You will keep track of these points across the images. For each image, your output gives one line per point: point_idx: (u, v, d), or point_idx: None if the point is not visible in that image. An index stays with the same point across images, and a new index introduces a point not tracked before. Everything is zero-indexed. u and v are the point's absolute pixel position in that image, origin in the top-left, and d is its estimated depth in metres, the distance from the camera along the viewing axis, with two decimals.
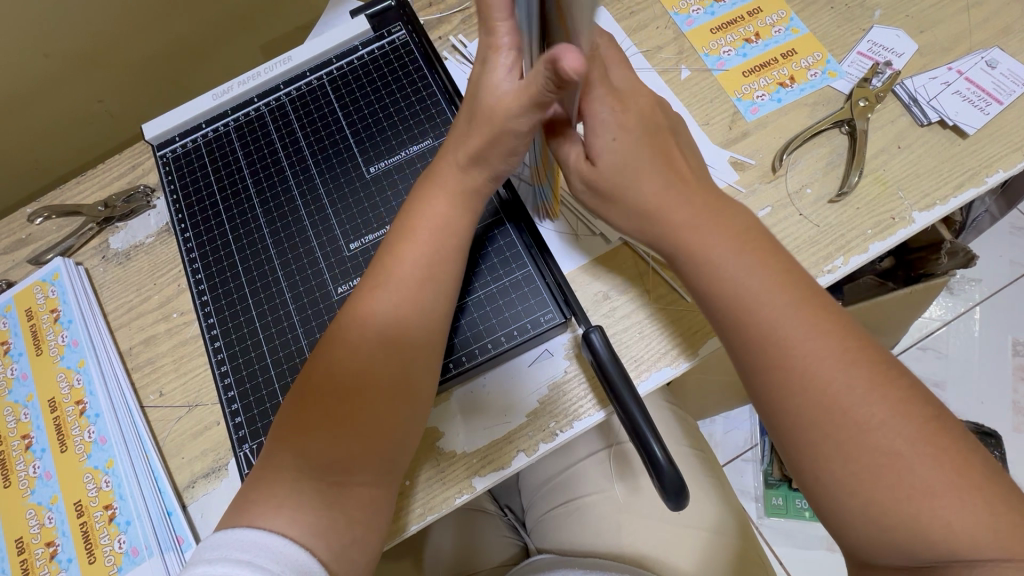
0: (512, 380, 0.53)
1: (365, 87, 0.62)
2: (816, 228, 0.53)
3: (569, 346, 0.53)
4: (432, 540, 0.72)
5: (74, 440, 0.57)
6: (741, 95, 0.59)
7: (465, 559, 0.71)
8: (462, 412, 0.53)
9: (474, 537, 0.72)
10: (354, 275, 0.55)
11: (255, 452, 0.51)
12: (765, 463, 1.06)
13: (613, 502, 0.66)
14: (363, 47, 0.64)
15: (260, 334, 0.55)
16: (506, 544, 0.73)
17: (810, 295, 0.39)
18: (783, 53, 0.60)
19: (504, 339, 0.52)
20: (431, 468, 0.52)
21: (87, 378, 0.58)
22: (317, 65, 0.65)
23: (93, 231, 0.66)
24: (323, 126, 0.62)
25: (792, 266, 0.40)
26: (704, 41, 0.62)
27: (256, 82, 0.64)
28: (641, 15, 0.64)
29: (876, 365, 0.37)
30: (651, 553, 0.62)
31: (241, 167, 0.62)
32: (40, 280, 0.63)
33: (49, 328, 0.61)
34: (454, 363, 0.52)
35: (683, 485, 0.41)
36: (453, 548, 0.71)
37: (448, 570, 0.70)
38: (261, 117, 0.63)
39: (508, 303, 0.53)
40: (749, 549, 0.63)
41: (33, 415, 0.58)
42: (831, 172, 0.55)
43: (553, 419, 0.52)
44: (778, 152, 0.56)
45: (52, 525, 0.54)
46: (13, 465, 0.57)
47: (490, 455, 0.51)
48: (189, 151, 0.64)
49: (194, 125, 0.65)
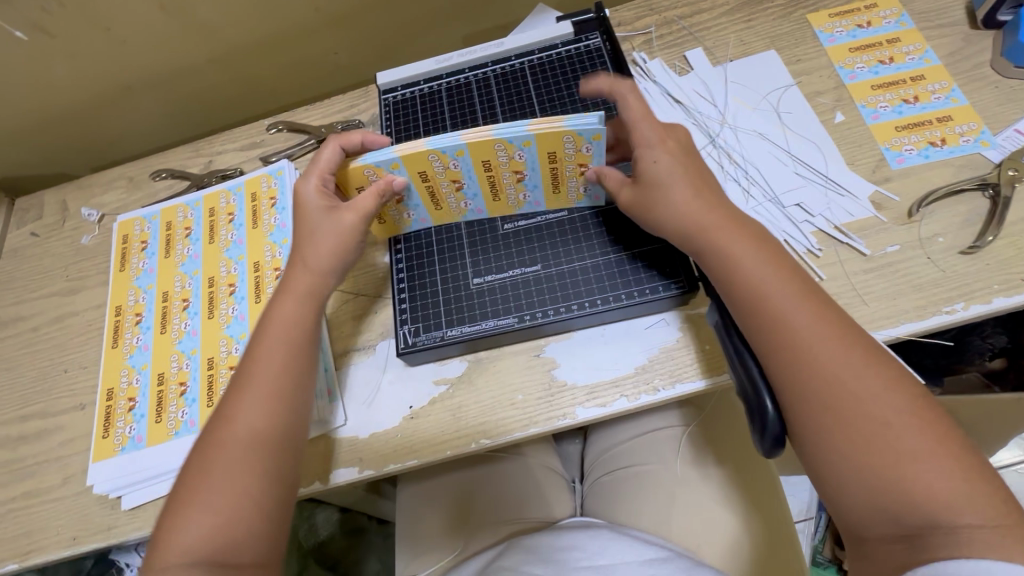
0: (629, 335, 0.61)
1: (559, 77, 0.74)
2: (941, 273, 0.58)
3: (686, 319, 0.61)
4: (478, 479, 0.78)
5: (267, 296, 0.71)
6: (890, 145, 0.65)
7: (503, 501, 0.76)
8: (579, 350, 0.62)
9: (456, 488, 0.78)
10: (520, 218, 0.65)
11: (410, 334, 0.62)
12: (817, 540, 1.09)
13: (678, 483, 0.70)
14: (563, 45, 0.75)
15: (433, 245, 0.66)
16: (546, 482, 0.78)
17: (801, 337, 0.45)
18: (939, 118, 0.66)
19: (636, 293, 0.60)
20: (543, 390, 0.61)
21: (286, 253, 0.74)
22: (522, 52, 0.76)
23: (312, 146, 0.83)
24: (518, 101, 0.73)
25: (786, 318, 0.46)
26: (862, 95, 0.69)
27: (471, 57, 0.77)
28: (808, 63, 0.72)
29: (873, 394, 0.43)
30: (686, 532, 0.67)
31: (445, 119, 0.74)
32: (266, 173, 0.80)
33: (266, 210, 0.77)
34: (588, 302, 0.60)
35: (782, 437, 0.46)
36: (497, 492, 0.76)
37: (483, 505, 0.76)
38: (469, 85, 0.76)
39: (646, 267, 0.61)
40: (781, 559, 0.64)
41: (239, 271, 0.74)
42: (965, 229, 0.59)
43: (658, 377, 0.59)
44: (917, 200, 0.61)
45: (235, 354, 0.68)
46: (218, 303, 0.72)
47: (595, 392, 0.60)
48: (406, 99, 0.77)
49: (414, 81, 0.78)
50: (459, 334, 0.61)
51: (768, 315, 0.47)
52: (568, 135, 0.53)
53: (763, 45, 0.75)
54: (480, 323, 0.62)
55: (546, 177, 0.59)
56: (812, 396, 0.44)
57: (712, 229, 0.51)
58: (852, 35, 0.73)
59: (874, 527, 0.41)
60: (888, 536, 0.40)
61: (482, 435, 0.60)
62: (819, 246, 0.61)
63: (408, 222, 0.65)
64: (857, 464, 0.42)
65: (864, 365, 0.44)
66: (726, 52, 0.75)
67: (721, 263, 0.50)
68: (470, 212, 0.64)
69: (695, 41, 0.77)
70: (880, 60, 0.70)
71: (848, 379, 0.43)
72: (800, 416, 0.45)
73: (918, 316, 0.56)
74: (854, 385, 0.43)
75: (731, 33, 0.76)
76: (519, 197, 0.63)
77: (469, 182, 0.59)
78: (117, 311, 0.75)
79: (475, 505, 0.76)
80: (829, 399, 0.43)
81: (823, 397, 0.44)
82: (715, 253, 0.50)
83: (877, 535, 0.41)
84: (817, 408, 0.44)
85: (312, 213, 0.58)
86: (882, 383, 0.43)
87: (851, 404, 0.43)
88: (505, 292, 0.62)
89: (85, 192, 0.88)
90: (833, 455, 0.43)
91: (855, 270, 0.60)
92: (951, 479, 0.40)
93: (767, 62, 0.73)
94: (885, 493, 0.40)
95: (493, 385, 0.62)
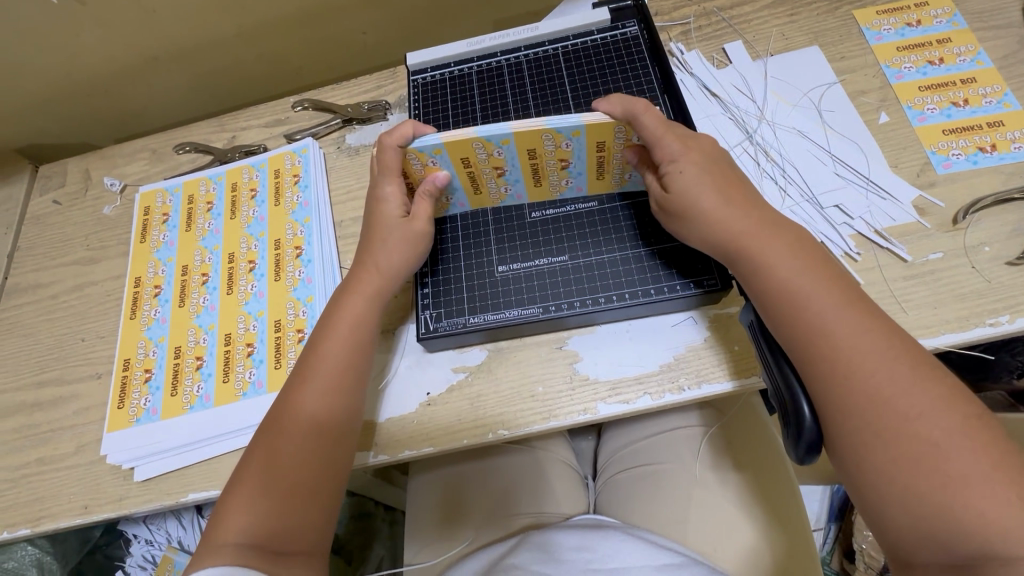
0: (655, 332, 0.60)
1: (593, 65, 0.72)
2: (986, 283, 0.55)
3: (715, 319, 0.59)
4: (486, 472, 0.77)
5: (287, 274, 0.70)
6: (936, 149, 0.63)
7: (511, 495, 0.75)
8: (603, 344, 0.60)
9: (453, 484, 0.77)
10: (550, 208, 0.64)
11: (432, 319, 0.61)
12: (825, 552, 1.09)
13: (695, 485, 0.68)
14: (598, 33, 0.73)
15: (460, 229, 0.65)
16: (554, 476, 0.77)
17: (849, 347, 0.44)
18: (989, 122, 0.63)
19: (666, 289, 0.58)
20: (564, 384, 0.59)
21: (308, 232, 0.73)
22: (556, 38, 0.75)
23: (336, 126, 0.82)
24: (551, 87, 0.72)
25: (828, 325, 0.45)
26: (909, 96, 0.66)
27: (504, 41, 0.75)
28: (852, 61, 0.70)
29: (923, 412, 0.41)
30: (701, 536, 0.65)
31: (474, 102, 0.73)
32: (290, 151, 0.79)
33: (289, 188, 0.77)
34: (616, 296, 0.59)
35: (816, 444, 0.45)
36: (505, 485, 0.76)
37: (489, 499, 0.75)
38: (500, 69, 0.74)
39: (677, 263, 0.59)
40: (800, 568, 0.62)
41: (259, 247, 0.73)
42: (1013, 239, 0.57)
43: (683, 376, 0.58)
44: (963, 207, 0.59)
45: (253, 331, 0.68)
46: (238, 279, 0.72)
47: (618, 388, 0.58)
48: (435, 81, 0.75)
49: (444, 63, 0.76)
50: (482, 322, 0.60)
51: (812, 323, 0.45)
52: (618, 127, 0.52)
53: (805, 40, 0.72)
54: (504, 311, 0.60)
55: (597, 164, 0.57)
56: (859, 410, 0.42)
57: (752, 237, 0.50)
58: (900, 34, 0.70)
59: (920, 554, 0.39)
60: (938, 563, 0.38)
61: (500, 425, 0.59)
62: (857, 250, 0.59)
63: (445, 206, 0.63)
64: (904, 484, 0.40)
65: (918, 381, 0.42)
66: (766, 46, 0.73)
67: (759, 268, 0.49)
68: (509, 198, 0.63)
69: (735, 33, 0.75)
70: (928, 60, 0.68)
71: (905, 396, 0.42)
72: (844, 433, 0.43)
73: (960, 327, 0.54)
74: (911, 403, 0.41)
75: (773, 27, 0.74)
76: (562, 184, 0.61)
77: (511, 169, 0.57)
78: (136, 283, 0.75)
79: (480, 498, 0.75)
80: (883, 417, 0.42)
81: (874, 414, 0.42)
82: (757, 261, 0.49)
83: (924, 561, 0.39)
84: (868, 421, 0.42)
85: (384, 224, 0.60)
86: (938, 400, 0.41)
87: (904, 422, 0.41)
88: (531, 283, 0.61)
89: (108, 162, 0.88)
90: (881, 474, 0.41)
91: (895, 276, 0.57)
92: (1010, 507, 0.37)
93: (809, 58, 0.71)
94: (935, 516, 0.38)
95: (513, 375, 0.61)
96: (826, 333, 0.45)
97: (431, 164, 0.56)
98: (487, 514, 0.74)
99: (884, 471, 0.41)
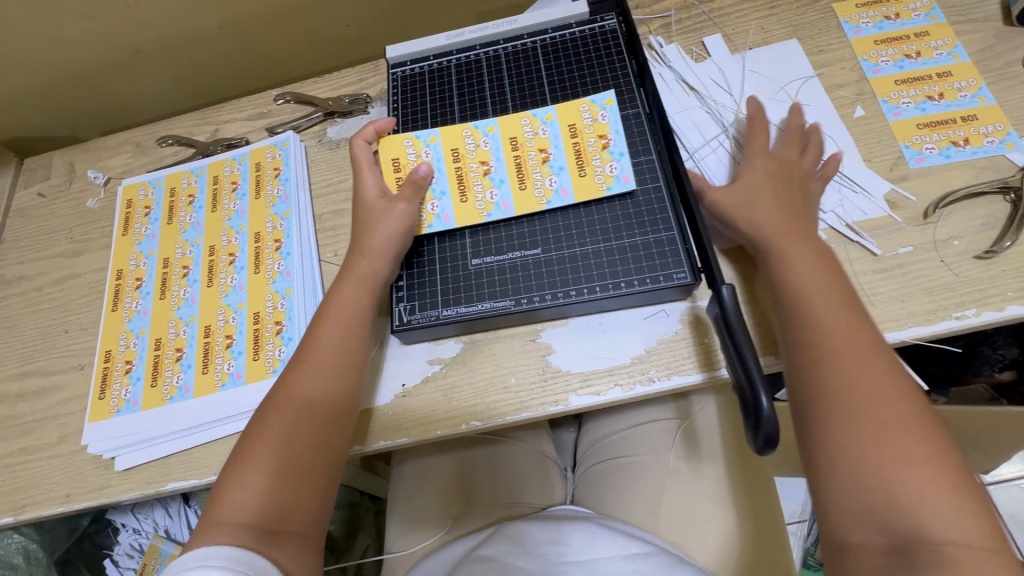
0: (626, 324, 0.60)
1: (571, 58, 0.72)
2: (954, 276, 0.56)
3: (685, 312, 0.60)
4: (468, 461, 0.78)
5: (266, 267, 0.71)
6: (910, 143, 0.63)
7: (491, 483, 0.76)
8: (575, 337, 0.61)
9: (433, 474, 0.78)
10: None
11: (405, 311, 0.61)
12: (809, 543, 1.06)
13: (670, 475, 0.70)
14: (576, 26, 0.73)
15: None
16: (531, 468, 0.77)
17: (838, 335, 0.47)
18: (963, 116, 0.63)
19: (637, 282, 0.58)
20: (537, 376, 0.60)
21: (287, 225, 0.73)
22: (534, 31, 0.75)
23: (318, 119, 0.82)
24: (528, 81, 0.72)
25: (822, 313, 0.49)
26: (885, 90, 0.66)
27: (482, 33, 0.75)
28: (830, 54, 0.70)
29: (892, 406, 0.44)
30: (672, 527, 0.66)
31: (452, 96, 0.73)
32: (272, 144, 0.80)
33: (269, 182, 0.77)
34: (587, 289, 0.59)
35: (774, 435, 0.44)
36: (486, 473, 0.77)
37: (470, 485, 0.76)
38: (479, 62, 0.74)
39: (648, 256, 0.59)
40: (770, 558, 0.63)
41: (239, 240, 0.74)
42: (982, 233, 0.57)
43: (653, 367, 0.58)
44: (934, 201, 0.59)
45: (233, 323, 0.68)
46: (218, 272, 0.72)
47: (590, 380, 0.59)
48: (414, 74, 0.75)
49: (424, 56, 0.76)
50: (455, 315, 0.61)
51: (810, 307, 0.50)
52: (582, 105, 0.65)
53: (784, 33, 0.72)
54: (477, 303, 0.61)
55: (570, 156, 0.64)
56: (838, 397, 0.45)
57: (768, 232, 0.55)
58: (878, 27, 0.70)
59: (856, 533, 0.41)
60: (873, 545, 0.40)
61: (473, 416, 0.60)
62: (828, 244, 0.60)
63: (430, 219, 0.63)
64: (862, 469, 0.42)
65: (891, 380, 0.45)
66: (745, 40, 0.73)
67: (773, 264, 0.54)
68: (495, 207, 0.63)
69: (715, 26, 0.75)
70: (905, 53, 0.68)
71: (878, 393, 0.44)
72: (815, 415, 0.46)
73: (927, 320, 0.55)
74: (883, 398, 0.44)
75: (752, 20, 0.74)
76: (546, 185, 0.63)
77: (496, 165, 0.65)
78: (118, 275, 0.76)
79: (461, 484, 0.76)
80: (855, 406, 0.44)
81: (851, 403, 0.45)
82: (778, 259, 0.53)
83: (859, 541, 0.41)
84: (836, 407, 0.45)
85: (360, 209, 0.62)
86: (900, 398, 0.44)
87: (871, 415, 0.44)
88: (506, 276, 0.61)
89: (92, 155, 0.88)
90: (843, 459, 0.43)
91: (866, 269, 0.58)
92: (948, 496, 0.40)
93: (786, 51, 0.71)
94: (879, 501, 0.41)
95: (487, 367, 0.62)
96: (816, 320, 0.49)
97: (426, 156, 0.66)
98: (467, 501, 0.75)
99: (842, 456, 0.43)
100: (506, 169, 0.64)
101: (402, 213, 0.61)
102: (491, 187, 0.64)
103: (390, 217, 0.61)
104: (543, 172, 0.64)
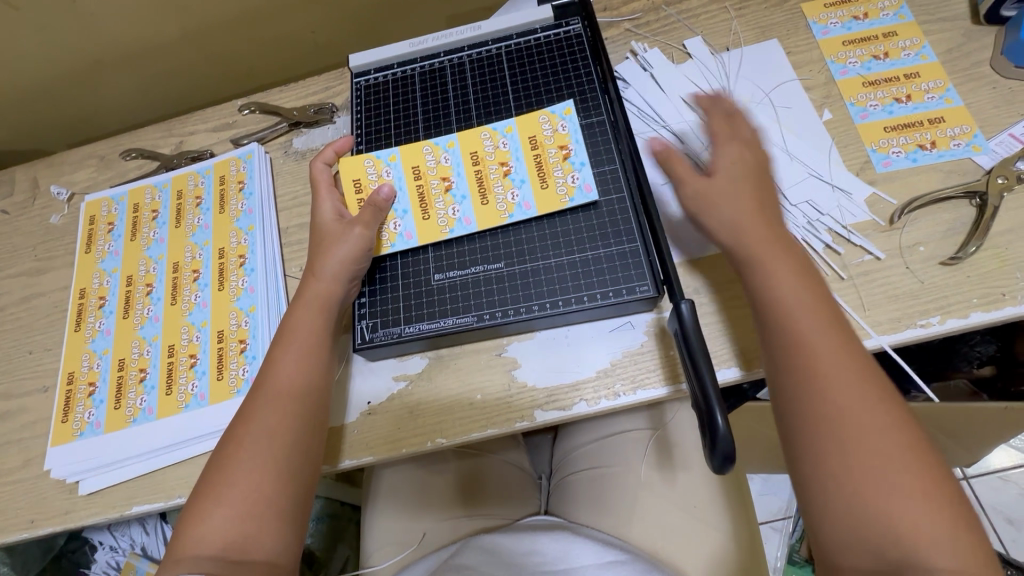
0: (591, 338, 0.60)
1: (536, 64, 0.70)
2: (920, 283, 0.55)
3: (651, 324, 0.59)
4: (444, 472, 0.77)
5: (230, 283, 0.70)
6: (877, 146, 0.62)
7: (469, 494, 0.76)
8: (540, 351, 0.60)
9: (409, 486, 0.77)
10: None
11: (368, 330, 0.61)
12: (794, 539, 1.06)
13: (643, 484, 0.69)
14: (542, 31, 0.72)
15: None
16: (508, 479, 0.78)
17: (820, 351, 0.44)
18: (931, 119, 0.62)
19: (600, 296, 0.58)
20: (503, 391, 0.59)
21: (251, 240, 0.72)
22: (499, 37, 0.73)
23: (283, 129, 0.80)
24: (493, 89, 0.70)
25: (799, 321, 0.46)
26: (852, 92, 0.65)
27: (446, 40, 0.73)
28: (798, 56, 0.69)
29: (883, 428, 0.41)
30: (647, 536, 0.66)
31: (416, 105, 0.71)
32: (236, 157, 0.78)
33: (233, 195, 0.76)
34: (551, 303, 0.58)
35: (731, 453, 0.43)
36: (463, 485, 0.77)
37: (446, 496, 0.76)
38: (443, 70, 0.73)
39: (611, 268, 0.58)
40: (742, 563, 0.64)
41: (203, 256, 0.72)
42: (948, 238, 0.57)
43: (619, 382, 0.57)
44: (900, 206, 0.59)
45: (197, 342, 0.67)
46: (181, 289, 0.71)
47: (556, 395, 0.58)
48: (378, 83, 0.74)
49: (388, 64, 0.75)
50: (418, 332, 0.60)
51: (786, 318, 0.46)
52: (542, 117, 0.65)
53: (753, 35, 0.71)
54: (440, 320, 0.60)
55: (531, 168, 0.63)
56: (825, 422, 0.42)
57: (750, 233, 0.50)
58: (847, 28, 0.69)
59: (846, 557, 0.39)
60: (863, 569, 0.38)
61: (438, 433, 0.59)
62: None
63: (392, 238, 0.62)
64: (851, 494, 0.40)
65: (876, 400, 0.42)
66: (714, 42, 0.72)
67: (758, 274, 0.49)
68: (458, 222, 0.62)
69: (683, 28, 0.73)
70: (874, 54, 0.67)
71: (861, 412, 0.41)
72: (806, 438, 0.42)
73: (892, 329, 0.54)
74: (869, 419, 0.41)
75: (721, 22, 0.73)
76: (507, 199, 0.62)
77: (458, 181, 0.64)
78: (81, 294, 0.74)
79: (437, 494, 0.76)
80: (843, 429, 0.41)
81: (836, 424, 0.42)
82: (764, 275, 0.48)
83: (851, 566, 0.39)
84: (824, 432, 0.42)
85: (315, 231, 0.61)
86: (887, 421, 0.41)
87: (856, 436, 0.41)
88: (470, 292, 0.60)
89: (56, 169, 0.87)
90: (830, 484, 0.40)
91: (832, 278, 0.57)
92: (932, 518, 0.38)
93: (755, 54, 0.70)
94: (867, 527, 0.39)
95: (453, 384, 0.61)
96: (799, 336, 0.45)
97: (385, 174, 0.65)
98: (443, 513, 0.74)
99: (831, 479, 0.40)
100: (467, 184, 0.64)
101: (359, 235, 0.59)
102: (451, 202, 0.63)
103: (345, 240, 0.59)
104: (504, 186, 0.63)
